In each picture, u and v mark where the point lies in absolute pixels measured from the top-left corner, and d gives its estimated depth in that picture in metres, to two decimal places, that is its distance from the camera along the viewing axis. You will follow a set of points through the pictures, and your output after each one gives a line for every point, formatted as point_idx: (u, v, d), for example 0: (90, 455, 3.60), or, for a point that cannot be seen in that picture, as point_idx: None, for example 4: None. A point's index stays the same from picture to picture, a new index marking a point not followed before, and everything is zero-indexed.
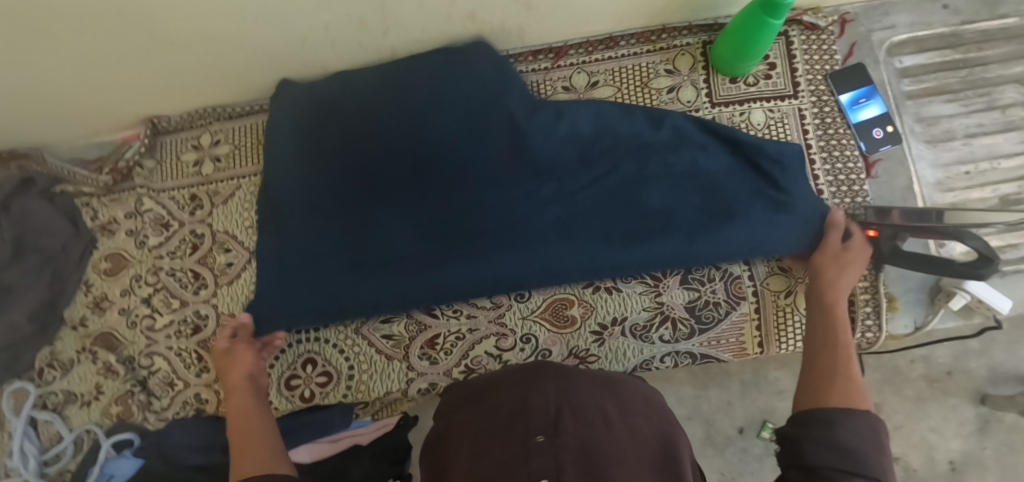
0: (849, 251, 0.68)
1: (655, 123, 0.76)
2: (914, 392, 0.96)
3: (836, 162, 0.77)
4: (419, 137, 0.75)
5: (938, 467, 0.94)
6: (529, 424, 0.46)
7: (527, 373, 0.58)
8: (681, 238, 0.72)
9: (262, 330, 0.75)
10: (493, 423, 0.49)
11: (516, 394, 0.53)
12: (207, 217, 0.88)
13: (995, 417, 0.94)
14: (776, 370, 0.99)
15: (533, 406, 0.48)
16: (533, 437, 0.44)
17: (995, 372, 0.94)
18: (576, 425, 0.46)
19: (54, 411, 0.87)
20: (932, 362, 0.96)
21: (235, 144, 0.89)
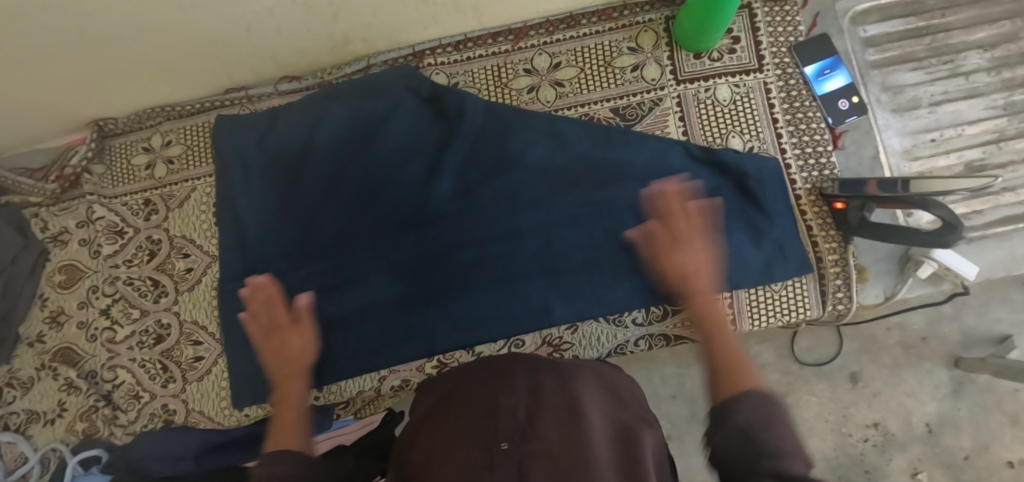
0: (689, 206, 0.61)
1: (632, 148, 0.76)
2: (890, 359, 0.97)
3: (803, 135, 0.76)
4: (394, 177, 0.79)
5: (915, 430, 0.95)
6: (495, 431, 0.44)
7: (495, 372, 0.56)
8: (654, 271, 0.74)
9: (249, 388, 0.79)
10: (460, 431, 0.47)
11: (485, 398, 0.51)
12: (163, 222, 0.84)
13: (968, 380, 0.95)
14: (756, 346, 0.99)
15: (500, 413, 0.47)
16: (498, 445, 0.42)
17: (967, 336, 0.96)
18: (544, 428, 0.44)
19: (16, 431, 0.85)
20: (907, 328, 0.97)
21: (188, 144, 0.85)
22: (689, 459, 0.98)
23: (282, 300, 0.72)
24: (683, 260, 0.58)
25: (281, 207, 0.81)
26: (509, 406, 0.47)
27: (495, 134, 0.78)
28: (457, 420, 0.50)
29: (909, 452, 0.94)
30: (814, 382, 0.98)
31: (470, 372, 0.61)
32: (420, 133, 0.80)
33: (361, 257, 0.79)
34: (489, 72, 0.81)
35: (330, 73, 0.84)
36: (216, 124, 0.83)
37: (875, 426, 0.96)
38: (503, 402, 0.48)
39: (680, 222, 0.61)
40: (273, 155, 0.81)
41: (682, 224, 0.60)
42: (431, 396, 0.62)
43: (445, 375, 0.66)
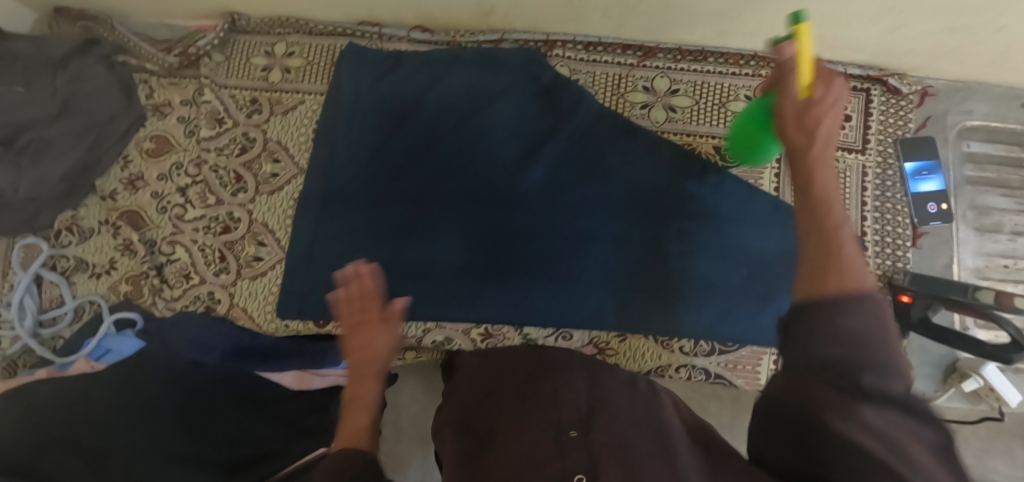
0: (822, 104, 0.44)
1: (720, 189, 0.79)
2: None
3: (887, 224, 0.79)
4: (492, 149, 0.81)
5: None
6: (559, 421, 0.46)
7: (546, 366, 0.58)
8: (710, 312, 0.77)
9: (296, 308, 0.79)
10: (520, 418, 0.49)
11: (545, 391, 0.52)
12: (263, 123, 0.87)
13: None
14: None
15: (560, 407, 0.48)
16: (565, 433, 0.44)
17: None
18: (608, 423, 0.46)
19: (62, 274, 0.87)
20: None
21: (309, 60, 0.88)
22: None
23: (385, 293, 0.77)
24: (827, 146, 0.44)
25: (379, 145, 0.82)
26: (569, 400, 0.49)
27: (598, 139, 0.81)
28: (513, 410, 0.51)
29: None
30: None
31: (518, 359, 0.63)
32: (528, 115, 0.82)
33: (439, 214, 0.80)
34: (609, 79, 0.84)
35: (462, 35, 0.87)
36: (346, 50, 0.85)
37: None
38: (562, 395, 0.50)
39: (811, 115, 0.44)
40: (382, 96, 0.83)
41: (811, 108, 0.45)
42: (479, 376, 0.63)
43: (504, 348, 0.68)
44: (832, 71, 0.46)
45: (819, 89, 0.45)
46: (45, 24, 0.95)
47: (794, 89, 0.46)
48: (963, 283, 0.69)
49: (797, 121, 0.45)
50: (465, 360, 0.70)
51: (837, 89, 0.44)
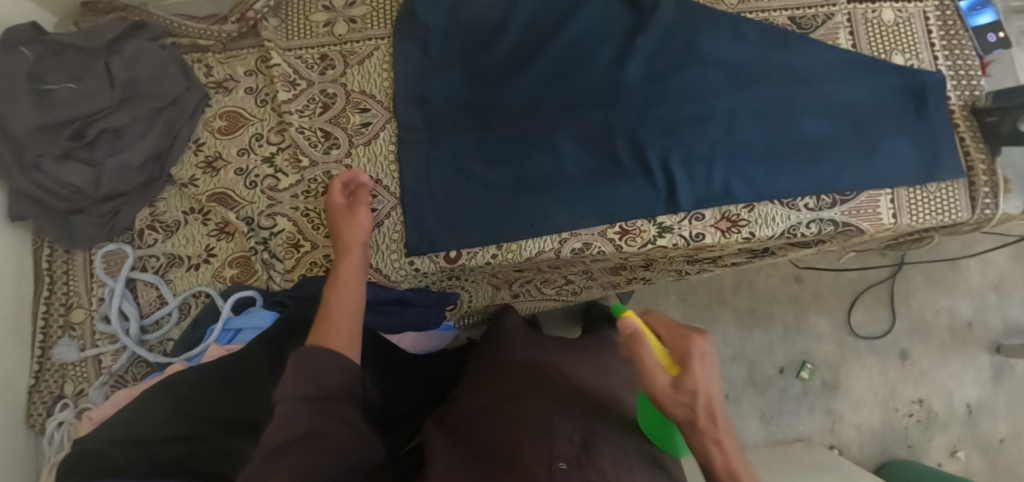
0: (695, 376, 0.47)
1: (804, 52, 0.83)
2: (939, 341, 1.58)
3: (957, 59, 0.85)
4: (584, 57, 0.83)
5: (958, 408, 1.55)
6: (551, 452, 0.56)
7: (536, 371, 0.77)
8: (829, 164, 0.80)
9: (429, 246, 0.79)
10: (517, 439, 0.60)
11: (541, 415, 0.64)
12: (340, 77, 0.84)
13: (1009, 368, 1.55)
14: (823, 326, 1.61)
15: (557, 436, 0.59)
16: (555, 464, 0.54)
17: (1010, 323, 1.56)
18: (596, 461, 0.55)
19: (156, 274, 0.82)
20: (955, 314, 1.58)
21: (374, 6, 0.86)
22: (749, 413, 1.57)
23: (685, 336, 0.49)
24: (711, 395, 0.48)
25: (473, 75, 0.83)
26: (564, 430, 0.60)
27: (684, 29, 0.83)
28: (511, 429, 0.62)
29: (949, 426, 1.55)
30: (870, 354, 1.59)
31: (515, 366, 0.80)
32: (609, 19, 0.84)
33: (549, 126, 0.81)
34: None
35: None
36: None
37: (921, 401, 1.56)
38: (557, 426, 0.61)
39: (685, 397, 0.46)
40: (462, 26, 0.84)
41: (687, 382, 0.46)
42: (490, 378, 0.79)
43: (524, 363, 0.81)
44: (686, 330, 0.49)
45: (692, 353, 0.48)
46: (71, 23, 0.90)
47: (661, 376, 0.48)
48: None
49: (681, 393, 0.46)
50: (469, 376, 0.84)
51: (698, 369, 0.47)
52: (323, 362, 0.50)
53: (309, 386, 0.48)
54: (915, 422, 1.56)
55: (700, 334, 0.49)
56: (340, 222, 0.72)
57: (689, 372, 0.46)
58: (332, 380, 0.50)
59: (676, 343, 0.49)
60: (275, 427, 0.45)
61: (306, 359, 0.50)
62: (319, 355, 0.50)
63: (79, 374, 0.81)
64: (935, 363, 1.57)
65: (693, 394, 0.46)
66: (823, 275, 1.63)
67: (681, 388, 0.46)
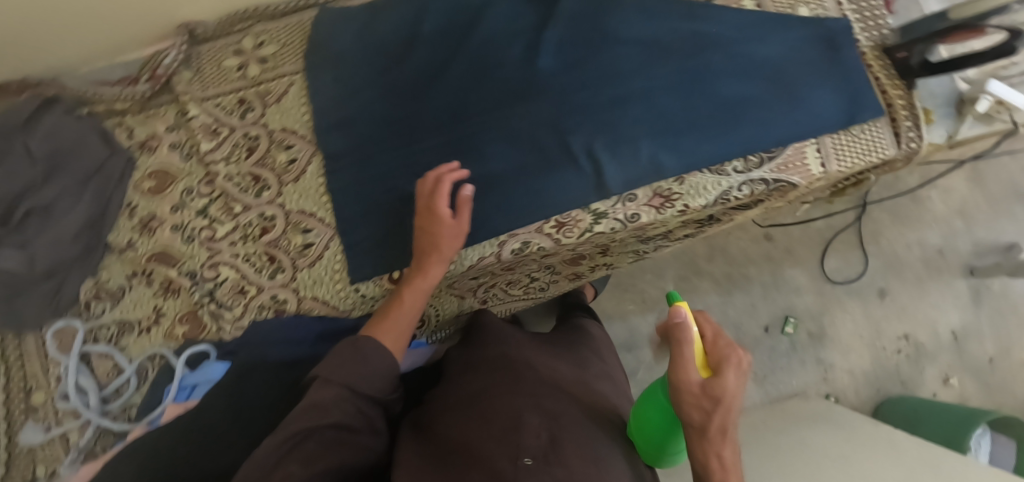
0: (718, 388, 0.52)
1: (712, 19, 0.84)
2: (914, 273, 1.59)
3: (861, 2, 0.86)
4: (497, 59, 0.83)
5: (943, 335, 1.57)
6: (519, 447, 0.57)
7: (516, 364, 0.78)
8: (753, 123, 0.80)
9: (373, 270, 0.79)
10: (486, 437, 0.61)
11: (514, 411, 0.65)
12: (260, 118, 0.85)
13: (986, 288, 1.57)
14: (798, 273, 1.60)
15: (527, 431, 0.60)
16: (522, 460, 0.55)
17: (978, 246, 1.58)
18: (563, 457, 0.58)
19: (109, 343, 0.82)
20: (925, 244, 1.59)
21: (283, 42, 0.86)
22: None
23: (724, 355, 0.55)
24: (727, 409, 0.53)
25: (390, 93, 0.83)
26: (532, 427, 0.61)
27: (589, 15, 0.84)
28: (482, 426, 0.63)
29: (937, 355, 1.56)
30: (849, 299, 1.60)
31: (494, 360, 0.81)
32: (517, 18, 0.85)
33: (472, 131, 0.81)
34: None
35: None
36: (318, 17, 0.85)
37: (906, 336, 1.57)
38: (526, 421, 0.62)
39: (708, 400, 0.52)
40: (372, 48, 0.84)
41: (716, 387, 0.52)
42: (468, 375, 0.79)
43: (498, 355, 0.82)
44: (730, 344, 0.56)
45: (726, 359, 0.55)
46: None
47: (695, 377, 0.53)
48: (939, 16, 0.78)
49: (707, 398, 0.52)
50: (449, 372, 0.85)
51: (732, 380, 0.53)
52: (369, 358, 0.64)
53: (355, 377, 0.62)
54: (904, 357, 1.57)
55: (738, 351, 0.56)
56: (424, 232, 0.74)
57: (722, 378, 0.52)
58: (373, 375, 0.64)
59: (715, 353, 0.57)
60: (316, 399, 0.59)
61: (362, 348, 0.65)
62: (368, 350, 0.65)
63: (49, 456, 0.79)
64: (913, 297, 1.58)
65: (713, 398, 0.52)
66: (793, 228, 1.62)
67: (706, 390, 0.52)
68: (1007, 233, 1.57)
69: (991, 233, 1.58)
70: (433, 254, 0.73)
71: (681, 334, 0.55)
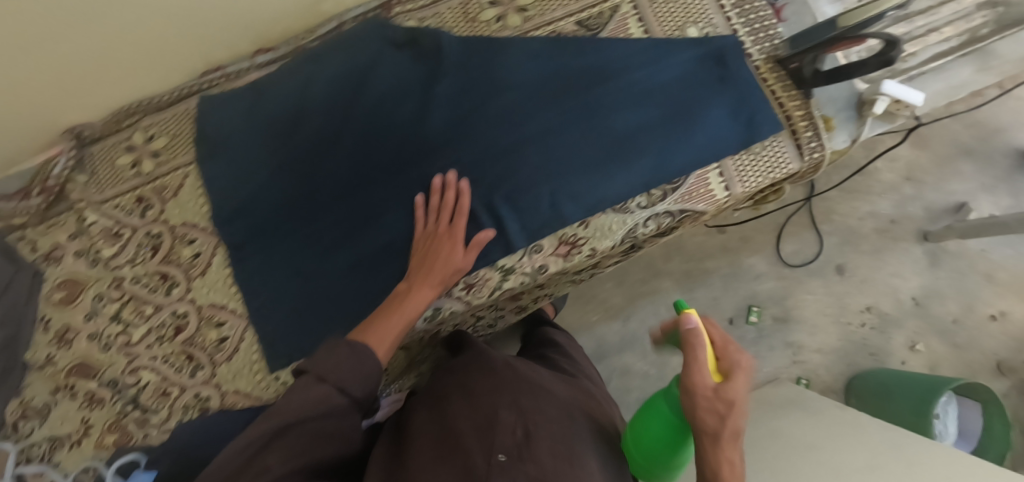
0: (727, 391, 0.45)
1: (601, 51, 0.82)
2: (869, 244, 1.54)
3: (749, 14, 0.84)
4: (388, 122, 0.82)
5: (905, 302, 1.52)
6: (494, 442, 0.54)
7: (503, 363, 0.73)
8: (652, 153, 0.80)
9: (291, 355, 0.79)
10: (461, 436, 0.56)
11: (495, 409, 0.60)
12: (160, 215, 0.83)
13: (942, 250, 1.53)
14: (751, 261, 1.54)
15: (503, 428, 0.56)
16: (495, 456, 0.51)
17: (931, 210, 1.54)
18: (537, 453, 0.53)
19: (39, 463, 0.79)
20: (877, 215, 1.55)
21: (172, 134, 0.84)
22: None
23: (733, 362, 0.48)
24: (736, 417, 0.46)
25: (287, 171, 0.82)
26: (507, 423, 0.57)
27: (475, 63, 0.82)
28: (461, 425, 0.59)
29: (903, 322, 1.51)
30: (810, 279, 1.55)
31: (478, 355, 0.77)
32: (403, 75, 0.83)
33: (372, 200, 0.80)
34: (455, 10, 0.84)
35: (303, 38, 0.84)
36: (200, 104, 0.83)
37: (869, 308, 1.52)
38: (504, 418, 0.57)
39: (714, 396, 0.46)
40: (263, 127, 0.83)
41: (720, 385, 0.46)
42: (452, 373, 0.75)
43: (480, 357, 0.75)
44: (742, 353, 0.49)
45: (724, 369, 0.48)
46: None
47: (706, 380, 0.46)
48: (823, 25, 0.76)
49: (712, 396, 0.46)
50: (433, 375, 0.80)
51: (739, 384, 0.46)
52: (352, 364, 0.59)
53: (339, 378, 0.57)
54: (869, 329, 1.52)
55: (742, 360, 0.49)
56: (429, 258, 0.74)
57: (731, 378, 0.46)
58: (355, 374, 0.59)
59: (722, 357, 0.50)
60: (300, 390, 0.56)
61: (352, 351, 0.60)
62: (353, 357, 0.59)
63: None
64: (873, 268, 1.53)
65: (712, 392, 0.46)
66: (746, 218, 1.56)
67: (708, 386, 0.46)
68: (957, 194, 1.53)
69: (942, 196, 1.54)
70: (440, 278, 0.73)
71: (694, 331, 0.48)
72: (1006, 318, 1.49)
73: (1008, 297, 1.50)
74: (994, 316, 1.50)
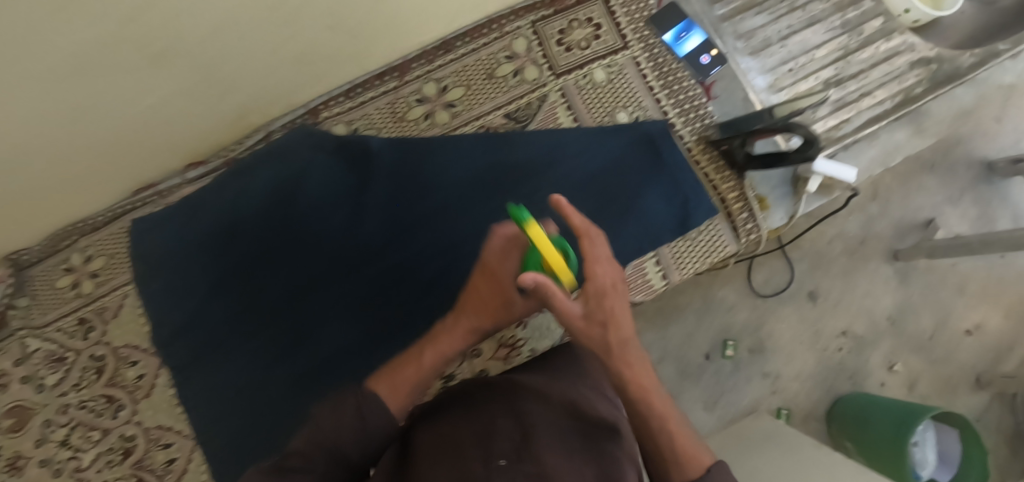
0: (604, 313, 0.45)
1: (532, 143, 0.82)
2: (839, 267, 1.39)
3: (679, 94, 0.84)
4: (323, 230, 0.82)
5: (880, 324, 1.37)
6: (489, 448, 0.40)
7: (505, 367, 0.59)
8: (586, 246, 0.79)
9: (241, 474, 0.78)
10: (454, 438, 0.44)
11: (493, 408, 0.47)
12: (103, 335, 0.83)
13: (911, 267, 1.39)
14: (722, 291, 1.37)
15: (501, 430, 0.43)
16: (493, 462, 0.38)
17: (899, 226, 1.39)
18: (542, 454, 0.40)
19: None
20: (845, 236, 1.39)
21: (110, 253, 0.84)
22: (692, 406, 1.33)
23: (600, 261, 0.46)
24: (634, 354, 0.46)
25: (222, 284, 0.81)
26: (504, 427, 0.43)
27: (406, 164, 0.82)
28: (455, 424, 0.46)
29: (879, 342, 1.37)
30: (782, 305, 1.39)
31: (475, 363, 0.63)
32: (334, 180, 0.82)
33: (314, 310, 0.81)
34: (384, 111, 0.84)
35: (232, 150, 0.84)
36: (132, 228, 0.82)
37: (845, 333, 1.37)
38: (500, 421, 0.44)
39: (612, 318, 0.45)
40: (198, 243, 0.82)
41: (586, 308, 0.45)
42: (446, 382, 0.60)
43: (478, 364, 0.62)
44: (600, 245, 0.46)
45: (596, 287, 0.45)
46: None
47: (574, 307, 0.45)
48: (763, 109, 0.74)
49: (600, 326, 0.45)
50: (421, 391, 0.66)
51: (623, 302, 0.46)
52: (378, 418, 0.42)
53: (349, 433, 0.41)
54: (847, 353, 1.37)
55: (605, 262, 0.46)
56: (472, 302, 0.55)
57: (600, 299, 0.45)
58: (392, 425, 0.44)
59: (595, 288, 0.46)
60: (318, 424, 0.41)
61: (368, 401, 0.43)
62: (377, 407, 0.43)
63: None
64: (845, 292, 1.38)
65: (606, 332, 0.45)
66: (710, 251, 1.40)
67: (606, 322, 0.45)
68: (925, 211, 1.38)
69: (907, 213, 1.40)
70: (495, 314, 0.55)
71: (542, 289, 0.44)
72: (983, 330, 1.37)
73: (983, 307, 1.38)
74: (968, 331, 1.37)
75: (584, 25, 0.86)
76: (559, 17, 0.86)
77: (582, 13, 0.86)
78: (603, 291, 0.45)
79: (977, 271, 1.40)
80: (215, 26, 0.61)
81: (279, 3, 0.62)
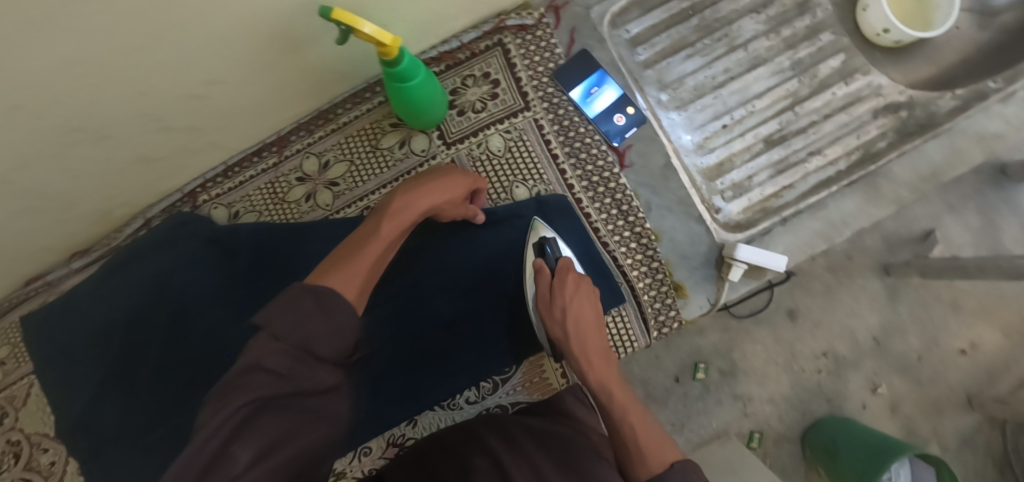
0: (561, 294, 0.61)
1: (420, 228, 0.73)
2: (823, 286, 0.97)
3: (585, 164, 0.73)
4: (205, 329, 0.69)
5: (863, 346, 0.96)
6: None
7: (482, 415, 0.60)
8: (482, 346, 0.70)
9: None
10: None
11: (457, 462, 0.48)
12: (16, 422, 0.84)
13: (902, 283, 0.96)
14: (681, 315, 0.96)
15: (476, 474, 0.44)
16: None
17: (890, 241, 0.96)
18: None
19: None
20: (831, 252, 0.97)
21: (15, 342, 0.83)
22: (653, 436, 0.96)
23: (546, 280, 0.63)
24: (585, 335, 0.60)
25: (102, 387, 0.68)
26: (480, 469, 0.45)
27: (285, 253, 0.74)
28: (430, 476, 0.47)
29: (863, 364, 0.95)
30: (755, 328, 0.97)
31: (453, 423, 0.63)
32: (216, 274, 0.72)
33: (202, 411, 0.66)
34: (264, 191, 0.79)
35: (112, 238, 0.79)
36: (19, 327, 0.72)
37: (827, 354, 0.96)
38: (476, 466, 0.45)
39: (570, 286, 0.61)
40: (67, 349, 0.69)
41: (562, 286, 0.61)
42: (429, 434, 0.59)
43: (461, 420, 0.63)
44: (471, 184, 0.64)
45: (536, 273, 0.64)
46: None
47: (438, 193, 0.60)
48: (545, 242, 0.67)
49: (575, 286, 0.61)
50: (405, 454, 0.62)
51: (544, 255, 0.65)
52: (338, 308, 0.43)
53: (316, 337, 0.41)
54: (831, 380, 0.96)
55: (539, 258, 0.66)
56: (445, 180, 0.61)
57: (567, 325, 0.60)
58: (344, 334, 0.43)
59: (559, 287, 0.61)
60: (252, 350, 0.39)
61: (324, 296, 0.43)
62: (332, 301, 0.43)
63: None
64: (829, 314, 0.96)
65: (564, 311, 0.60)
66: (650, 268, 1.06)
67: (558, 294, 0.61)
68: (921, 219, 0.95)
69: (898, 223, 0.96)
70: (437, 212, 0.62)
71: (543, 302, 0.62)
72: (982, 351, 0.95)
73: (981, 325, 0.95)
74: (963, 351, 0.95)
75: (479, 82, 0.74)
76: (451, 74, 0.75)
77: (477, 67, 0.74)
78: (559, 283, 0.61)
79: (973, 283, 0.96)
80: (16, 161, 0.55)
81: (87, 125, 0.55)
